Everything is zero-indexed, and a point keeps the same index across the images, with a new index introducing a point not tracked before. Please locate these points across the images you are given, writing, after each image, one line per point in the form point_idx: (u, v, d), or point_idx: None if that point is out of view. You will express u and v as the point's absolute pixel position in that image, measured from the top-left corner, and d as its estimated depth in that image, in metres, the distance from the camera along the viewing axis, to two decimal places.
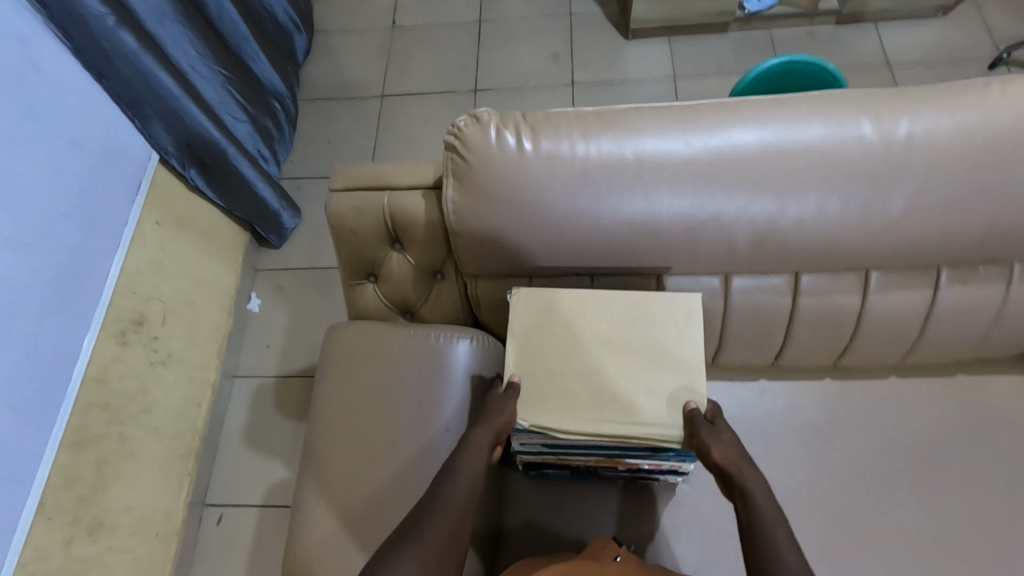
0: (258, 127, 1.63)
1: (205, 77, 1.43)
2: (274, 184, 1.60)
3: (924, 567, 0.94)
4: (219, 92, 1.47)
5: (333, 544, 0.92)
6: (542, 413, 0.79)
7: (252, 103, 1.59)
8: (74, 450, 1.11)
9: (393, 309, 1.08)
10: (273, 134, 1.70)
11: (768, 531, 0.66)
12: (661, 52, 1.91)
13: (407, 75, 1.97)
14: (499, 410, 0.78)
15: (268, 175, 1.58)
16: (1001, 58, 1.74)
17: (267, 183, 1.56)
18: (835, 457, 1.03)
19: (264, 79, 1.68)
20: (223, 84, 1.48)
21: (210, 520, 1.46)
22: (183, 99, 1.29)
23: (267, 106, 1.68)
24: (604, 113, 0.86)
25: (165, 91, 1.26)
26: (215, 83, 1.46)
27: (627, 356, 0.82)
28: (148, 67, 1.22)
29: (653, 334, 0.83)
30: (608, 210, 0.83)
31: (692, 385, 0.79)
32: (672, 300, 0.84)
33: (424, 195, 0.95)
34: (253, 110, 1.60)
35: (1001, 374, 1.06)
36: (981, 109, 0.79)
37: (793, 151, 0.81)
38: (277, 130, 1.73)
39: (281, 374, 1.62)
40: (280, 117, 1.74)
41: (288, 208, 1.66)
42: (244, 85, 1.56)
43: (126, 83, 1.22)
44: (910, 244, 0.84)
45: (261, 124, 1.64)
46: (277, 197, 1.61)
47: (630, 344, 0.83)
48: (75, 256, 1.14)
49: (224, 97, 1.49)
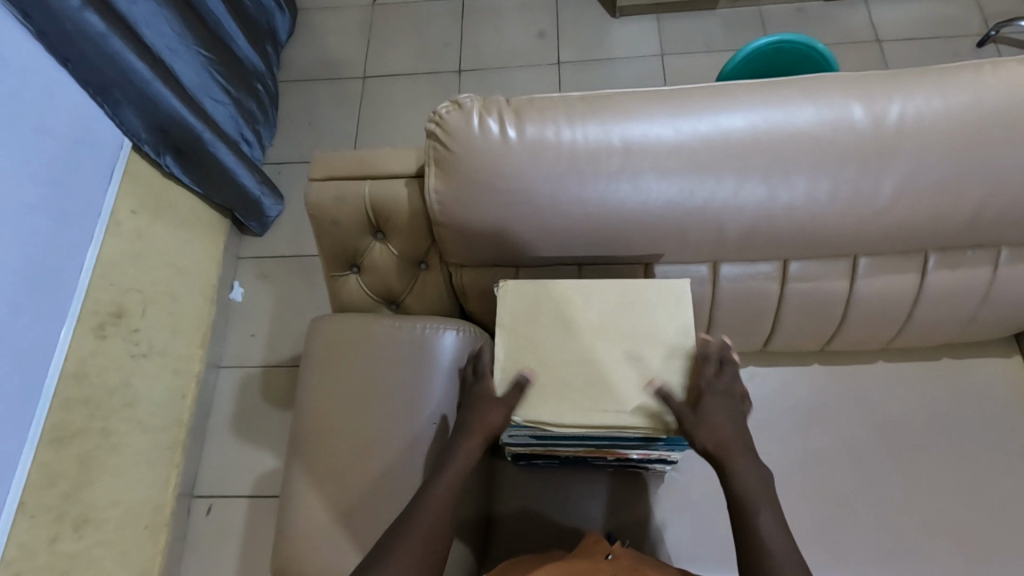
0: (241, 110, 1.58)
1: (183, 58, 1.38)
2: (256, 170, 1.56)
3: (908, 547, 0.96)
4: (199, 74, 1.42)
5: (322, 537, 0.92)
6: (535, 407, 0.78)
7: (234, 85, 1.54)
8: (55, 447, 1.09)
9: (377, 300, 1.06)
10: (256, 116, 1.66)
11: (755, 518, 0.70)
12: (649, 30, 1.87)
13: (389, 54, 1.92)
14: (488, 413, 0.78)
15: (250, 162, 1.53)
16: (990, 35, 1.72)
17: (250, 169, 1.52)
18: (822, 440, 1.03)
19: (246, 59, 1.62)
20: (202, 65, 1.43)
21: (200, 512, 1.46)
22: (156, 83, 1.24)
23: (250, 88, 1.62)
24: (590, 96, 0.84)
25: (135, 75, 1.21)
26: (193, 65, 1.41)
27: (618, 346, 0.81)
28: (116, 49, 1.16)
29: (644, 321, 0.82)
30: (594, 198, 0.82)
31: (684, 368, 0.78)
32: (661, 287, 0.83)
33: (407, 184, 0.92)
34: (236, 92, 1.55)
35: (985, 355, 1.07)
36: (973, 90, 0.78)
37: (783, 134, 0.80)
38: (260, 112, 1.68)
39: (267, 364, 1.60)
40: (263, 99, 1.69)
41: (272, 194, 1.62)
42: (226, 66, 1.51)
43: (94, 66, 1.17)
44: (899, 228, 0.84)
45: (243, 107, 1.59)
46: (259, 184, 1.57)
47: (621, 333, 0.81)
48: (46, 248, 1.10)
49: (204, 79, 1.44)
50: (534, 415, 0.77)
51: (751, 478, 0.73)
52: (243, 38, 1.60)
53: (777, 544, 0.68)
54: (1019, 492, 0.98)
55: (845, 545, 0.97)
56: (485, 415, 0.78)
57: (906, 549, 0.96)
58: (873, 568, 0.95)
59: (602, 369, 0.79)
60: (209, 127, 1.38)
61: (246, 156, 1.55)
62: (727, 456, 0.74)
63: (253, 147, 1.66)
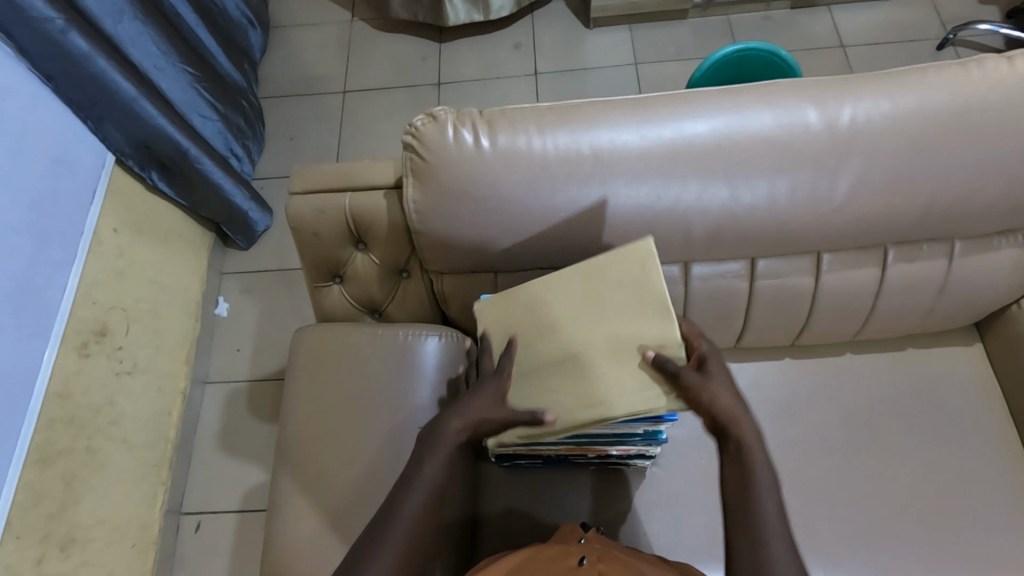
0: (228, 126, 1.60)
1: (169, 77, 1.39)
2: (245, 184, 1.57)
3: (883, 533, 0.99)
4: (185, 90, 1.44)
5: (310, 546, 0.93)
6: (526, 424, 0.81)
7: (221, 101, 1.56)
8: (40, 466, 1.09)
9: (360, 309, 1.08)
10: (245, 131, 1.68)
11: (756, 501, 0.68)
12: (622, 40, 1.92)
13: (368, 68, 1.95)
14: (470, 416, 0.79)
15: (237, 176, 1.54)
16: (948, 38, 1.79)
17: (238, 184, 1.53)
18: (796, 432, 1.07)
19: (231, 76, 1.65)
20: (189, 83, 1.45)
21: (188, 529, 1.45)
22: (141, 100, 1.25)
23: (237, 104, 1.64)
24: (560, 106, 0.87)
25: (120, 94, 1.22)
26: (180, 82, 1.42)
27: (598, 337, 0.79)
28: (100, 69, 1.18)
29: (614, 296, 0.79)
30: (567, 202, 0.85)
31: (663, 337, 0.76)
32: (624, 255, 0.79)
33: (385, 195, 0.95)
34: (223, 108, 1.57)
35: (948, 345, 1.11)
36: (919, 93, 0.82)
37: (743, 139, 0.83)
38: (249, 128, 1.70)
39: (253, 377, 1.60)
40: (250, 114, 1.71)
41: (260, 207, 1.64)
42: (213, 83, 1.53)
43: (78, 85, 1.19)
44: (859, 224, 0.88)
45: (231, 123, 1.61)
46: (247, 198, 1.58)
47: (602, 322, 0.80)
48: (29, 269, 1.11)
49: (190, 96, 1.45)
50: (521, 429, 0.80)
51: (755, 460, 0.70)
52: (224, 55, 1.62)
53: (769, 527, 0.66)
54: (985, 474, 1.02)
55: (823, 534, 0.99)
56: (467, 417, 0.79)
57: (880, 533, 0.99)
58: (849, 555, 0.98)
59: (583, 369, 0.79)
60: (196, 144, 1.38)
61: (234, 170, 1.56)
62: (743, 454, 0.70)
63: (243, 161, 1.68)
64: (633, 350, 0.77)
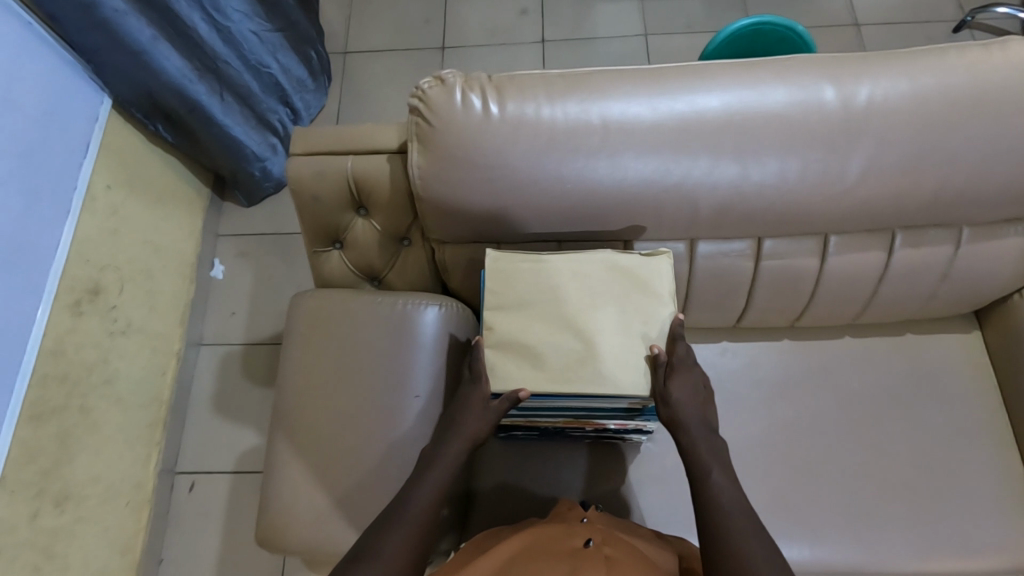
0: (287, 78, 1.59)
1: (229, 21, 1.36)
2: (261, 142, 1.55)
3: (869, 514, 1.01)
4: (245, 38, 1.41)
5: (308, 509, 0.94)
6: (655, 288, 0.83)
7: (281, 51, 1.54)
8: (34, 424, 1.08)
9: (359, 275, 1.06)
10: (305, 84, 1.66)
11: (710, 471, 0.76)
12: (631, 9, 1.87)
13: (370, 28, 1.89)
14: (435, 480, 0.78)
15: (252, 132, 1.51)
16: (965, 20, 1.75)
17: (252, 144, 1.52)
18: (791, 413, 1.08)
19: (301, 23, 1.61)
20: (252, 30, 1.42)
21: (183, 488, 1.46)
22: (154, 53, 1.21)
23: (302, 54, 1.62)
24: (571, 75, 0.85)
25: (131, 42, 1.18)
26: (241, 28, 1.39)
27: (530, 314, 0.82)
28: (108, 15, 1.12)
29: (510, 316, 0.82)
30: (573, 173, 0.83)
31: (497, 277, 0.84)
32: (499, 346, 0.81)
33: (389, 159, 0.93)
34: (282, 58, 1.55)
35: (945, 332, 1.12)
36: (936, 74, 0.80)
37: (757, 115, 0.81)
38: (310, 80, 1.68)
39: (248, 341, 1.59)
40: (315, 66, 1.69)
41: (274, 166, 1.62)
42: (275, 30, 1.51)
43: (83, 30, 1.14)
44: (868, 207, 0.87)
45: (291, 75, 1.60)
46: (260, 155, 1.56)
47: (552, 298, 0.82)
48: (19, 225, 1.07)
49: (250, 44, 1.44)
50: (652, 278, 0.83)
51: (698, 438, 0.78)
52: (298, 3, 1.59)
53: (730, 499, 0.73)
54: (972, 460, 1.04)
55: (812, 515, 1.01)
56: (428, 489, 0.77)
57: (867, 515, 1.01)
58: (836, 534, 1.00)
59: (587, 275, 0.83)
60: (203, 101, 1.35)
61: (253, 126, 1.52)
62: (705, 462, 0.76)
63: (300, 115, 1.68)
64: (495, 271, 0.84)
